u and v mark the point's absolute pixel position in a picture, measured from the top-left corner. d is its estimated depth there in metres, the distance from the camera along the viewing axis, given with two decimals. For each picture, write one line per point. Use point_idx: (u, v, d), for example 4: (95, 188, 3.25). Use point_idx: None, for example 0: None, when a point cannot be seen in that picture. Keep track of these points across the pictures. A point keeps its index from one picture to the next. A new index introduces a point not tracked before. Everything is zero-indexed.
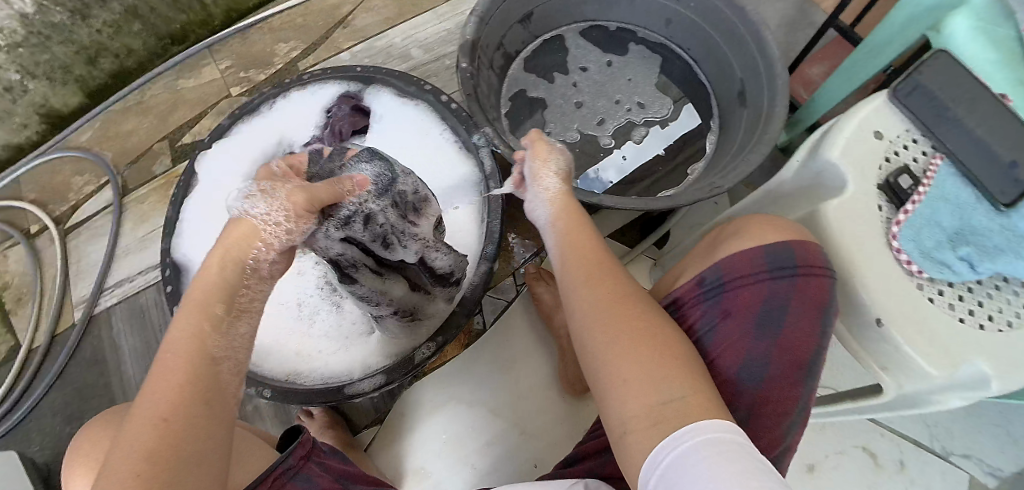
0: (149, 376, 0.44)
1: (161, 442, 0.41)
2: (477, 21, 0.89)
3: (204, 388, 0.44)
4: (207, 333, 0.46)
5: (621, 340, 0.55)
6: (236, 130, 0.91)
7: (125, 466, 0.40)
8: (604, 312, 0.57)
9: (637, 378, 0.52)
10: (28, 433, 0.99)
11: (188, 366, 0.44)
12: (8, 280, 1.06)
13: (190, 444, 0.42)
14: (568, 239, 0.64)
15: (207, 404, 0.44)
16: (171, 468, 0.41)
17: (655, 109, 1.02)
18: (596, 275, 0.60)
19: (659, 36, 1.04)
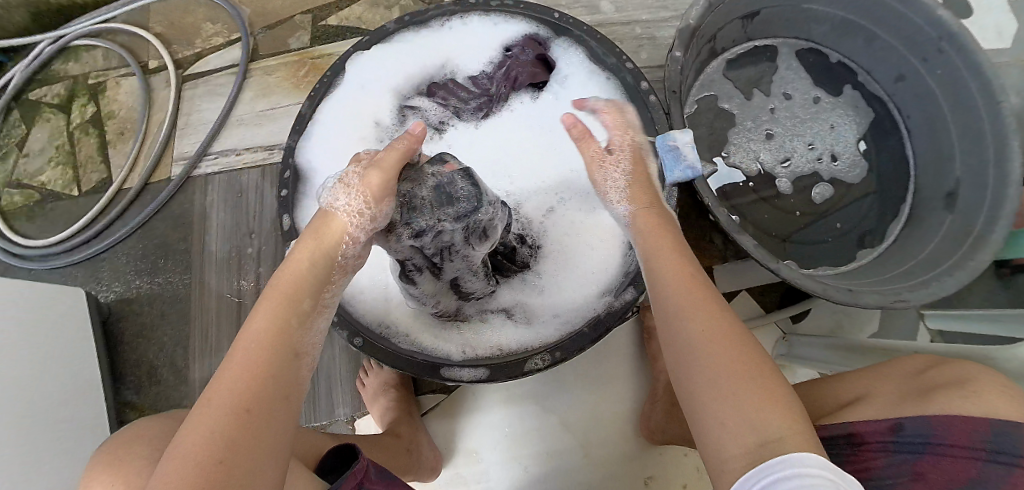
0: (219, 371, 0.43)
1: (242, 432, 0.40)
2: (706, 7, 0.77)
3: (283, 375, 0.44)
4: (290, 327, 0.45)
5: (722, 363, 0.46)
6: (401, 36, 0.80)
7: (207, 439, 0.40)
8: (703, 335, 0.48)
9: (738, 411, 0.44)
10: (99, 269, 0.98)
11: (271, 365, 0.43)
12: (116, 110, 1.04)
13: (267, 433, 0.42)
14: (661, 252, 0.55)
15: (287, 399, 0.44)
16: (253, 447, 0.40)
17: (850, 171, 0.86)
18: (695, 290, 0.51)
19: (881, 89, 0.87)
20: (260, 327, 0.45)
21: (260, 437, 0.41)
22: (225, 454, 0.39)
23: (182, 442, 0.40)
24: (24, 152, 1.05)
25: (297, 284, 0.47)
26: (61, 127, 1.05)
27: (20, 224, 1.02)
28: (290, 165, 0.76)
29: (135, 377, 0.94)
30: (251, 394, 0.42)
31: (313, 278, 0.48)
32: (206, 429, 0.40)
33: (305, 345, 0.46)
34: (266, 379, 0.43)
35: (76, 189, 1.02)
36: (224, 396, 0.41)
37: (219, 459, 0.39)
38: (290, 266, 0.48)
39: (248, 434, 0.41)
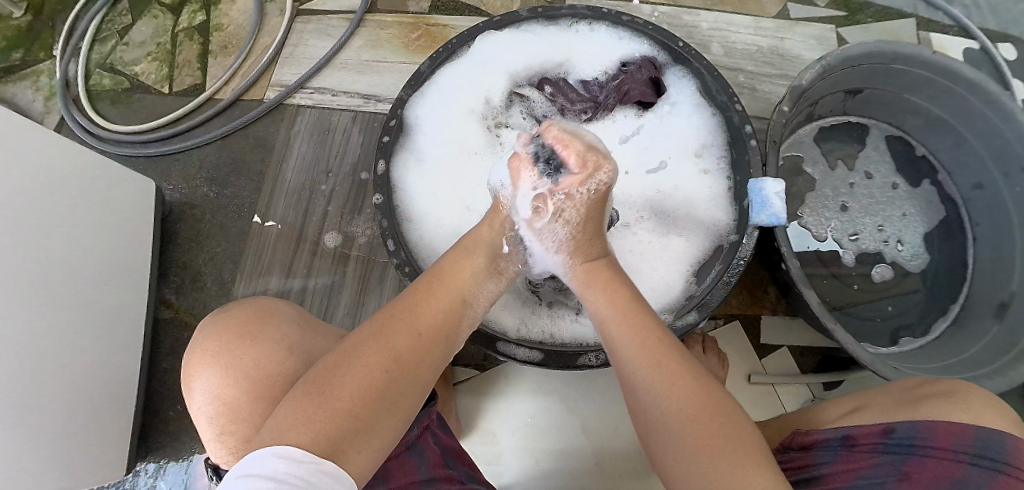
0: (401, 299, 0.50)
1: (412, 354, 0.47)
2: (820, 70, 0.78)
3: (452, 320, 0.52)
4: (467, 277, 0.55)
5: (694, 425, 0.45)
6: (530, 26, 0.84)
7: (384, 349, 0.45)
8: (664, 404, 0.47)
9: (711, 481, 0.43)
10: (171, 169, 1.00)
11: (448, 308, 0.52)
12: (225, 25, 1.06)
13: (427, 366, 0.48)
14: (613, 314, 0.54)
15: (446, 341, 0.51)
16: (413, 373, 0.46)
17: (910, 259, 0.89)
18: (649, 348, 0.50)
19: (956, 192, 0.91)
20: (448, 278, 0.54)
21: (422, 365, 0.47)
22: (392, 368, 0.45)
23: (360, 341, 0.46)
24: (124, 41, 1.07)
25: (484, 242, 0.57)
26: (166, 26, 1.07)
27: (103, 106, 1.04)
28: (396, 116, 0.78)
29: (178, 279, 0.96)
30: (425, 328, 0.49)
31: (494, 241, 0.58)
32: (383, 339, 0.46)
33: (473, 294, 0.55)
34: (442, 321, 0.51)
35: (167, 87, 1.04)
36: (404, 322, 0.48)
37: (387, 370, 0.45)
38: (484, 227, 0.58)
39: (412, 360, 0.46)
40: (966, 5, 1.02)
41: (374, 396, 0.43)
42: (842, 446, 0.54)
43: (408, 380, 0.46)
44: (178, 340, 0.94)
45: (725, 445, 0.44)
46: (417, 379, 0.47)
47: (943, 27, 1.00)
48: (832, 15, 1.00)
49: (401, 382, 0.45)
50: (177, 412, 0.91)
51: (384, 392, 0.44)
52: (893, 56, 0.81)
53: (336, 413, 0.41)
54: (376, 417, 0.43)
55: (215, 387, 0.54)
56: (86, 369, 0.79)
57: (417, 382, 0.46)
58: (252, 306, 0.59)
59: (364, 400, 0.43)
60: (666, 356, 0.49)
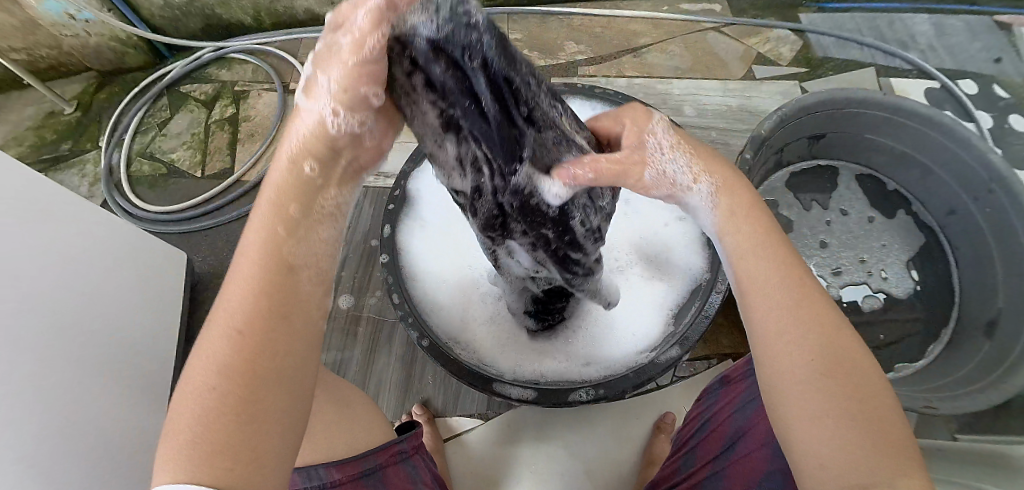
0: (229, 277, 0.43)
1: (236, 355, 0.40)
2: (778, 120, 0.84)
3: (270, 284, 0.42)
4: (279, 236, 0.44)
5: (839, 389, 0.43)
6: None
7: (206, 373, 0.40)
8: (807, 364, 0.44)
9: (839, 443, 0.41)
10: (200, 241, 1.10)
11: (267, 268, 0.43)
12: (252, 115, 1.20)
13: (263, 356, 0.40)
14: (770, 270, 0.48)
15: (284, 318, 0.42)
16: (247, 384, 0.39)
17: (897, 287, 0.93)
18: (803, 289, 0.47)
19: (935, 220, 0.96)
20: (253, 249, 0.44)
21: (257, 358, 0.40)
22: (216, 381, 0.39)
23: (191, 368, 0.41)
24: (163, 132, 1.21)
25: (295, 184, 0.46)
26: (201, 118, 1.21)
27: (142, 190, 1.16)
28: (401, 187, 0.87)
29: None
30: (238, 318, 0.41)
31: (297, 182, 0.46)
32: (209, 362, 0.40)
33: (297, 258, 0.44)
34: (261, 296, 0.42)
35: (199, 171, 1.17)
36: (219, 330, 0.41)
37: (212, 388, 0.39)
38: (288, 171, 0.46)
39: (247, 358, 0.40)
40: (921, 50, 1.11)
41: (229, 415, 0.38)
42: (719, 386, 0.71)
43: (241, 393, 0.39)
44: None
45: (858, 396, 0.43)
46: (265, 371, 0.40)
47: (902, 72, 1.09)
48: (794, 72, 1.11)
49: (235, 400, 0.39)
50: None
51: (218, 416, 0.38)
52: (846, 101, 0.89)
53: (199, 449, 0.38)
54: (232, 443, 0.38)
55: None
56: None
57: (262, 383, 0.40)
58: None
59: (205, 426, 0.38)
60: (823, 306, 0.47)
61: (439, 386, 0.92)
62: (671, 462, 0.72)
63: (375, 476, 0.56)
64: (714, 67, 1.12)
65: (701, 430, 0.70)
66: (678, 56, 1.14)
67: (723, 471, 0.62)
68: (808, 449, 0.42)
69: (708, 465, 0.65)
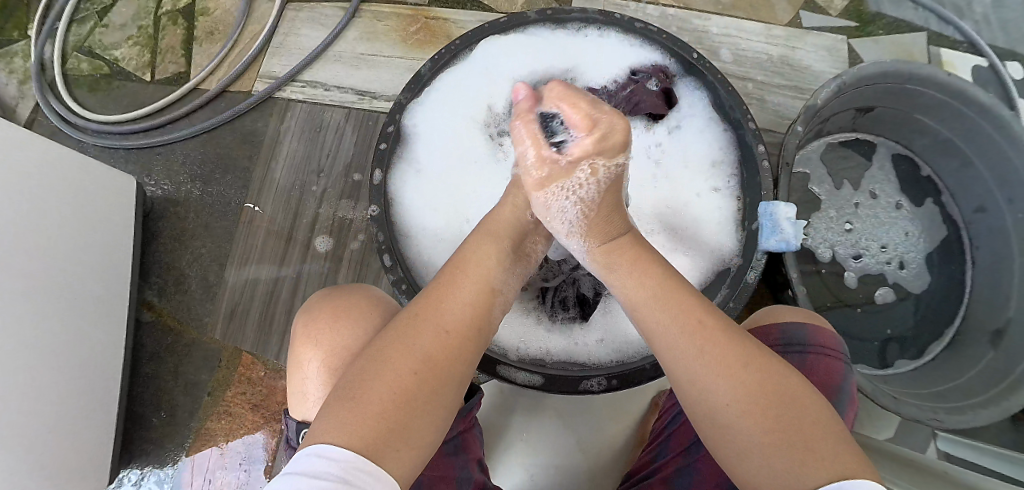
0: (434, 284, 0.51)
1: (439, 353, 0.45)
2: (837, 87, 0.76)
3: (478, 306, 0.49)
4: (492, 266, 0.52)
5: (754, 411, 0.43)
6: (535, 29, 0.80)
7: (407, 362, 0.44)
8: (733, 405, 0.44)
9: (780, 466, 0.41)
10: (153, 161, 0.96)
11: (478, 292, 0.50)
12: (211, 9, 1.01)
13: (460, 360, 0.47)
14: (658, 298, 0.50)
15: (478, 331, 0.49)
16: (438, 377, 0.45)
17: (913, 280, 0.90)
18: (701, 321, 0.48)
19: (960, 214, 0.91)
20: (470, 265, 0.52)
21: (453, 360, 0.46)
22: (421, 367, 0.44)
23: (382, 349, 0.45)
24: (104, 22, 1.01)
25: (507, 231, 0.56)
26: (148, 8, 1.01)
27: (80, 92, 0.98)
28: (395, 122, 0.74)
29: (161, 279, 0.92)
30: (450, 323, 0.47)
31: (515, 224, 0.57)
32: (410, 347, 0.45)
33: (500, 285, 0.52)
34: (471, 315, 0.49)
35: (149, 74, 0.99)
36: (426, 325, 0.46)
37: (417, 371, 0.44)
38: (498, 222, 0.56)
39: (440, 362, 0.45)
40: (976, 20, 0.99)
41: (404, 400, 0.43)
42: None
43: (433, 382, 0.44)
44: (161, 343, 0.90)
45: (778, 410, 0.43)
46: (454, 367, 0.46)
47: (951, 43, 0.97)
48: (844, 26, 0.98)
49: (428, 387, 0.44)
50: (161, 420, 0.88)
51: (416, 392, 0.43)
52: (908, 74, 0.79)
53: (366, 422, 0.41)
54: (410, 417, 0.42)
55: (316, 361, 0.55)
56: (69, 376, 0.76)
57: (448, 378, 0.45)
58: (348, 290, 0.61)
59: (396, 400, 0.42)
60: (721, 335, 0.47)
61: None
62: (648, 451, 0.68)
63: (454, 444, 0.58)
64: (757, 6, 0.98)
65: (672, 420, 0.66)
66: None
67: (694, 465, 0.60)
68: (749, 465, 0.43)
69: (677, 458, 0.62)
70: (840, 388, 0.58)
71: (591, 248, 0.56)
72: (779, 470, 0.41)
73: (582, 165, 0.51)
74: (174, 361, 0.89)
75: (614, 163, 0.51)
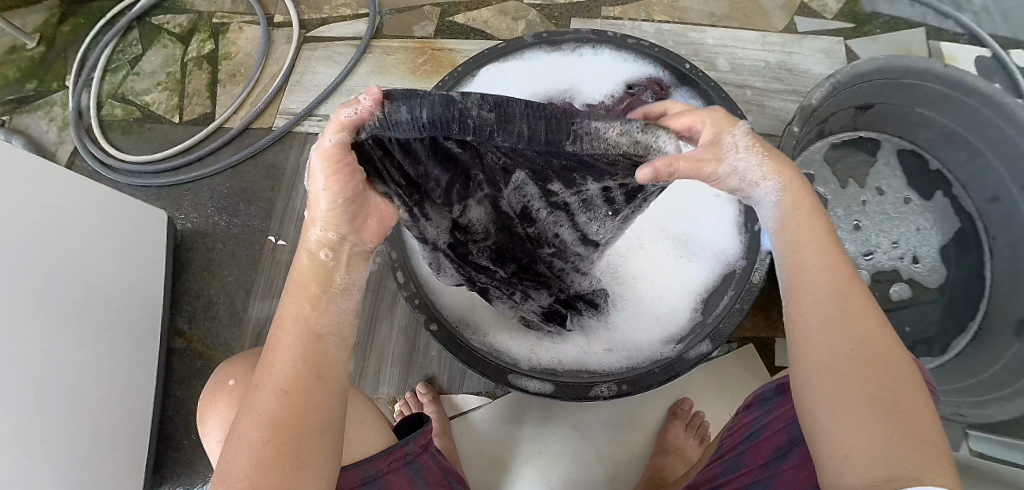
0: (268, 343, 0.44)
1: (285, 412, 0.41)
2: (830, 87, 0.78)
3: (310, 351, 0.43)
4: (316, 306, 0.44)
5: (865, 385, 0.41)
6: (532, 52, 0.84)
7: (252, 431, 0.41)
8: (844, 358, 0.42)
9: (873, 441, 0.39)
10: (182, 197, 1.02)
11: (307, 337, 0.43)
12: (233, 53, 1.08)
13: (308, 414, 0.42)
14: (815, 256, 0.46)
15: (321, 379, 0.43)
16: (294, 435, 0.41)
17: (928, 275, 0.89)
18: (841, 282, 0.44)
19: (973, 207, 0.90)
20: (291, 312, 0.44)
21: (302, 416, 0.41)
22: (269, 433, 0.40)
23: (234, 424, 0.42)
24: (135, 71, 1.09)
25: (320, 277, 0.45)
26: (175, 56, 1.09)
27: (115, 136, 1.06)
28: None
29: (190, 307, 0.97)
30: (284, 380, 0.42)
31: (320, 267, 0.45)
32: (254, 412, 0.41)
33: (330, 326, 0.44)
34: (301, 365, 0.42)
35: (177, 116, 1.06)
36: (262, 384, 0.42)
37: (266, 439, 0.40)
38: (309, 251, 0.46)
39: (289, 416, 0.41)
40: (975, 13, 0.99)
41: (269, 470, 0.40)
42: (776, 393, 0.58)
43: (290, 444, 0.40)
44: (191, 368, 0.95)
45: (889, 395, 0.41)
46: (310, 422, 0.41)
47: (952, 37, 0.98)
48: (840, 28, 0.99)
49: (284, 450, 0.40)
50: (192, 442, 0.92)
51: (274, 459, 0.40)
52: (903, 70, 0.80)
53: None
54: (275, 485, 0.39)
55: (223, 426, 0.59)
56: (107, 398, 0.81)
57: (307, 432, 0.41)
58: (239, 361, 0.63)
59: (251, 476, 0.39)
60: (865, 308, 0.44)
61: (443, 363, 0.88)
62: (712, 466, 0.63)
63: (373, 485, 0.54)
64: (752, 15, 1.01)
65: (747, 436, 0.60)
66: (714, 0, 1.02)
67: (772, 479, 0.55)
68: (832, 440, 0.41)
69: (752, 472, 0.57)
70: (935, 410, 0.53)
71: (787, 195, 0.48)
72: (862, 469, 0.39)
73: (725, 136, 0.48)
74: (204, 384, 0.94)
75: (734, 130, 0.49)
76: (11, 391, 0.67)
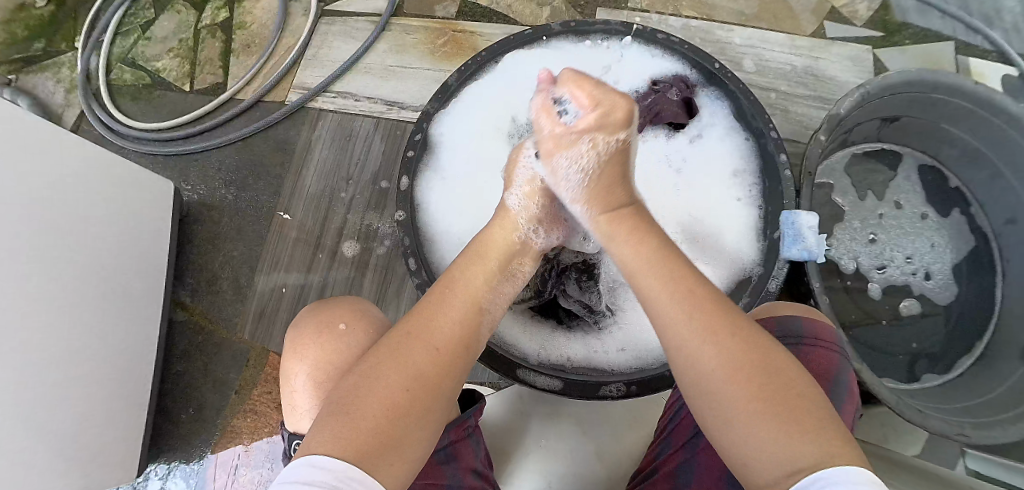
0: (428, 302, 0.51)
1: (432, 368, 0.47)
2: (860, 98, 0.76)
3: (467, 323, 0.51)
4: (482, 283, 0.54)
5: (744, 388, 0.44)
6: (559, 42, 0.82)
7: (397, 378, 0.45)
8: (730, 366, 0.45)
9: (767, 443, 0.42)
10: (190, 168, 1.00)
11: (464, 308, 0.51)
12: (249, 23, 1.05)
13: (451, 377, 0.48)
14: (664, 283, 0.49)
15: (466, 349, 0.50)
16: (432, 393, 0.46)
17: (940, 292, 0.88)
18: (707, 300, 0.48)
19: (989, 227, 0.89)
20: (460, 283, 0.53)
21: (443, 376, 0.47)
22: (411, 384, 0.45)
23: (377, 368, 0.46)
24: (147, 35, 1.07)
25: (500, 250, 0.57)
26: (189, 22, 1.06)
27: (124, 102, 1.04)
28: (422, 130, 0.76)
29: (194, 280, 0.96)
30: (441, 341, 0.49)
31: (507, 246, 0.57)
32: (403, 360, 0.46)
33: (488, 302, 0.54)
34: (460, 332, 0.50)
35: (188, 84, 1.04)
36: (422, 337, 0.48)
37: (408, 388, 0.45)
38: (500, 230, 0.58)
39: (432, 376, 0.47)
40: (1007, 30, 0.97)
41: (398, 413, 0.44)
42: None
43: (426, 398, 0.46)
44: (192, 342, 0.94)
45: (774, 391, 0.43)
46: (448, 386, 0.48)
47: (983, 52, 0.96)
48: (869, 36, 0.97)
49: (420, 403, 0.45)
50: (190, 417, 0.91)
51: (407, 408, 0.45)
52: (934, 84, 0.79)
53: (359, 435, 0.42)
54: (397, 435, 0.43)
55: (313, 376, 0.59)
56: (106, 369, 0.80)
57: (439, 394, 0.47)
58: (344, 304, 0.64)
59: (387, 416, 0.44)
60: (735, 321, 0.47)
61: None
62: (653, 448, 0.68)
63: (446, 453, 0.59)
64: (781, 17, 0.99)
65: (672, 418, 0.65)
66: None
67: (694, 458, 0.60)
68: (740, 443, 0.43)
69: (678, 452, 0.62)
70: (835, 380, 0.58)
71: (603, 219, 0.57)
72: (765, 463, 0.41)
73: (584, 137, 0.55)
74: (204, 359, 0.93)
75: (614, 139, 0.55)
76: (10, 359, 0.66)
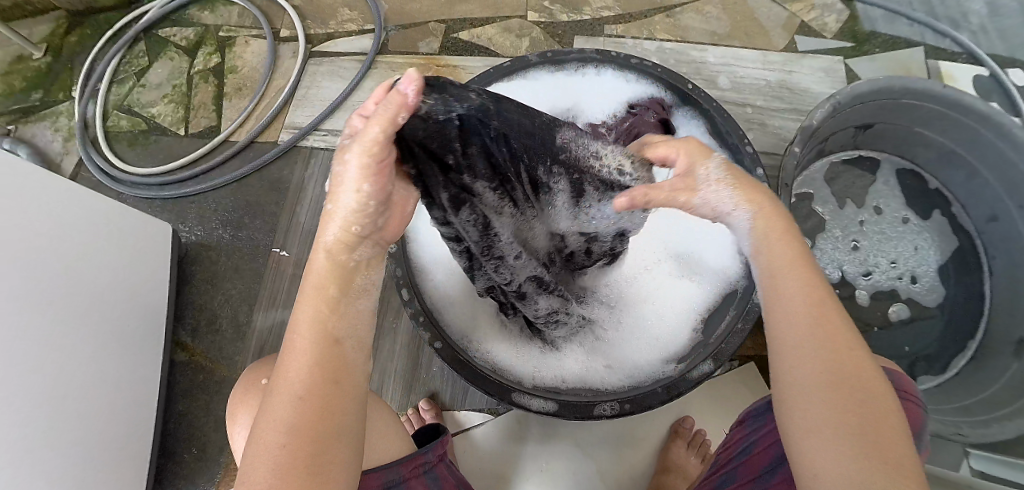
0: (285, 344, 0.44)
1: (304, 419, 0.41)
2: (830, 108, 0.78)
3: (324, 360, 0.43)
4: (335, 304, 0.45)
5: (829, 410, 0.42)
6: (538, 72, 0.85)
7: (272, 437, 0.41)
8: (818, 384, 0.43)
9: (841, 467, 0.40)
10: (187, 210, 1.03)
11: (315, 349, 0.43)
12: (239, 67, 1.09)
13: (337, 415, 0.43)
14: (797, 284, 0.46)
15: (337, 383, 0.43)
16: (314, 440, 0.41)
17: (927, 295, 0.89)
18: (819, 307, 0.45)
19: (972, 224, 0.91)
20: (304, 318, 0.44)
21: (324, 419, 0.42)
22: (285, 438, 0.41)
23: (254, 432, 0.42)
24: (141, 83, 1.10)
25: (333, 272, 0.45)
26: (182, 68, 1.10)
27: (120, 148, 1.07)
28: None
29: (194, 321, 0.98)
30: (308, 384, 0.42)
31: (337, 262, 0.45)
32: (276, 420, 0.42)
33: (343, 330, 0.44)
34: (323, 369, 0.43)
35: (183, 129, 1.07)
36: (281, 388, 0.42)
37: (283, 443, 0.41)
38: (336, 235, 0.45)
39: (307, 425, 0.41)
40: (973, 32, 1.00)
41: (284, 471, 0.40)
42: (764, 407, 0.61)
43: (309, 450, 0.41)
44: (194, 380, 0.95)
45: (860, 417, 0.41)
46: (326, 432, 0.42)
47: (951, 56, 0.99)
48: (840, 47, 1.01)
49: (302, 458, 0.41)
50: (193, 455, 0.92)
51: (299, 464, 0.41)
52: (900, 91, 0.81)
53: None
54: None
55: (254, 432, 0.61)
56: (109, 411, 0.81)
57: (329, 438, 0.42)
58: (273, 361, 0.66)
59: (275, 479, 0.40)
60: (846, 344, 0.44)
61: (446, 380, 0.88)
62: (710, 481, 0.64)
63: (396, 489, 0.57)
64: (753, 34, 1.02)
65: (740, 452, 0.61)
66: (716, 19, 1.04)
67: None
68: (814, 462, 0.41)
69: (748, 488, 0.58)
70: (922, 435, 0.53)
71: (761, 220, 0.49)
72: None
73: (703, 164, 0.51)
74: (207, 398, 0.94)
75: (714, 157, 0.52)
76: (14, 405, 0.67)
